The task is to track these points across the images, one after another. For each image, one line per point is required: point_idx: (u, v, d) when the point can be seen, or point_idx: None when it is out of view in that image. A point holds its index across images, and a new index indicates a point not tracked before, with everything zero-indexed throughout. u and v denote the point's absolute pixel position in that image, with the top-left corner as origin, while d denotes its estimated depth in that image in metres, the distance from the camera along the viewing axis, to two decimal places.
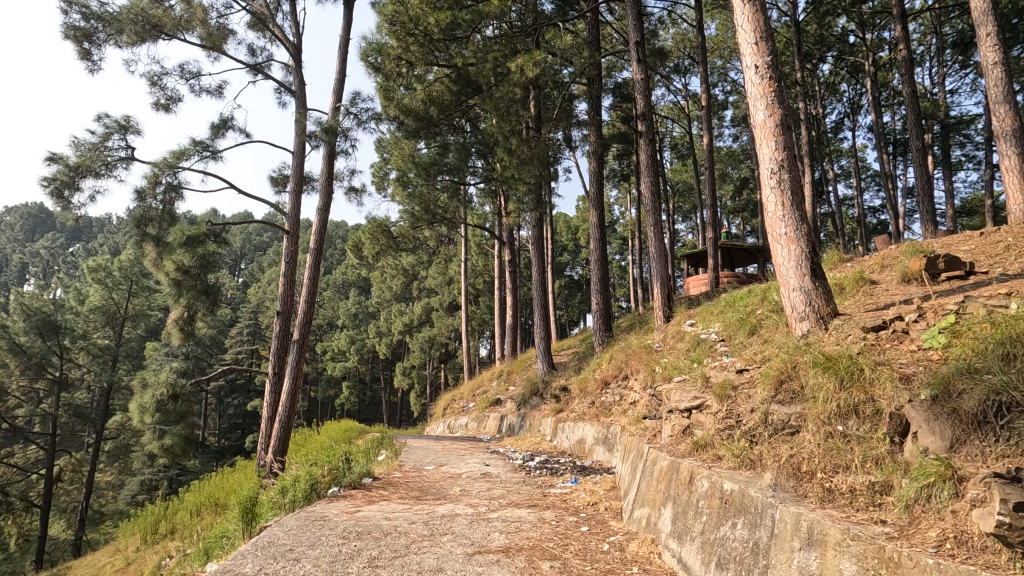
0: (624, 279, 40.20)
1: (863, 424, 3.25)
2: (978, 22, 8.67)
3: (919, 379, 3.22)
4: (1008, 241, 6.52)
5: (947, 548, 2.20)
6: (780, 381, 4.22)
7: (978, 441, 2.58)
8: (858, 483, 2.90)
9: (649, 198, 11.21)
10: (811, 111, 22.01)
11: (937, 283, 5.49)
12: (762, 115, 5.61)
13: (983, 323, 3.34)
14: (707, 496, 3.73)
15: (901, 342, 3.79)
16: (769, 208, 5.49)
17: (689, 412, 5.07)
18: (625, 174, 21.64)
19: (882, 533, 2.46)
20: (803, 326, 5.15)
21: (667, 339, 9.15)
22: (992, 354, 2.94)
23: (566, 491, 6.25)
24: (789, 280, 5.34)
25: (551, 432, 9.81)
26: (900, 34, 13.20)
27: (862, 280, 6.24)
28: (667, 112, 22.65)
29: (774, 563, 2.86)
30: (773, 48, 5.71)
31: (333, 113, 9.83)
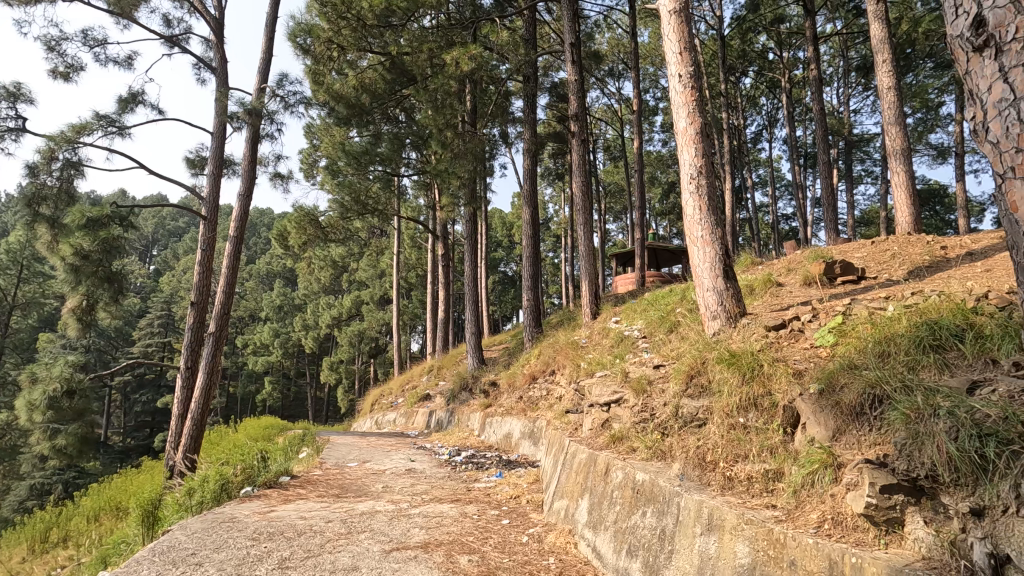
0: (556, 276, 40.90)
1: (761, 416, 3.48)
2: (876, 49, 9.54)
3: (810, 374, 3.49)
4: (894, 250, 7.21)
5: (824, 528, 2.43)
6: (690, 375, 4.44)
7: (855, 429, 2.82)
8: (754, 471, 3.13)
9: (580, 197, 11.44)
10: (733, 122, 23.22)
11: (834, 287, 5.98)
12: (684, 122, 5.91)
13: (865, 324, 3.67)
14: (621, 486, 3.89)
15: (796, 341, 4.08)
16: (688, 212, 5.78)
17: (608, 406, 5.24)
18: (559, 173, 22.03)
19: (772, 517, 2.66)
20: (714, 324, 5.45)
21: (593, 335, 9.41)
22: (870, 352, 3.23)
23: (490, 485, 6.29)
24: (704, 280, 5.61)
25: (479, 427, 9.84)
26: (812, 55, 14.15)
27: (769, 283, 6.67)
28: (601, 115, 23.21)
29: (679, 548, 3.05)
30: (696, 58, 5.96)
31: (258, 94, 9.33)
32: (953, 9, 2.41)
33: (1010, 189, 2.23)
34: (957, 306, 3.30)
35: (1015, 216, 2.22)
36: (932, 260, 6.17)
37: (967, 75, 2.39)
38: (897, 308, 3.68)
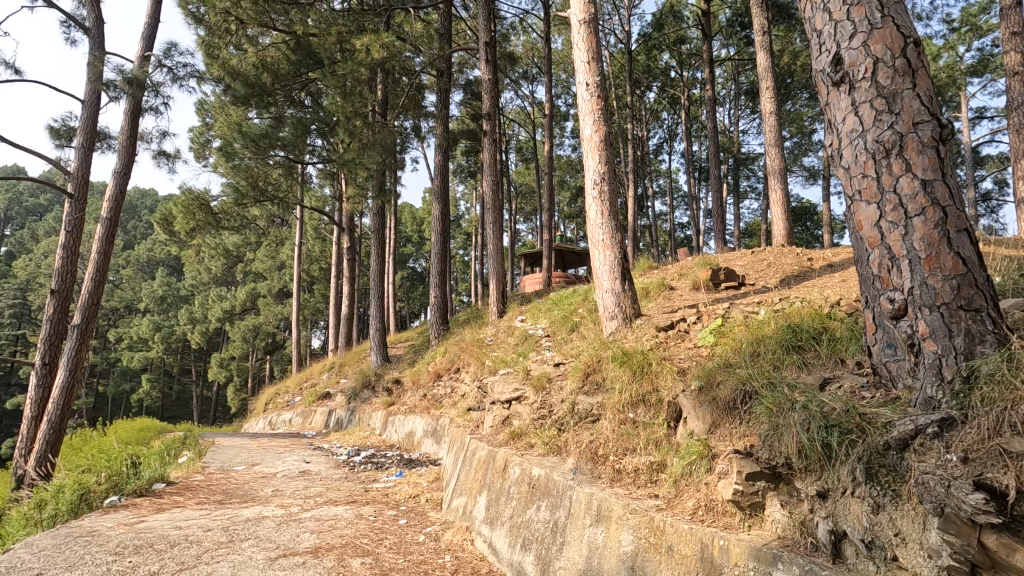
0: (466, 274, 40.84)
1: (648, 411, 3.69)
2: (761, 77, 10.47)
3: (692, 371, 3.74)
4: (770, 260, 7.95)
5: (699, 515, 2.64)
6: (586, 373, 4.62)
7: (729, 422, 3.07)
8: (640, 462, 3.33)
9: (490, 196, 11.49)
10: (637, 134, 24.44)
11: (718, 292, 6.48)
12: (589, 130, 6.14)
13: (740, 325, 4.02)
14: (518, 481, 3.97)
15: (682, 341, 4.38)
16: (591, 216, 6.00)
17: (510, 403, 5.31)
18: (471, 171, 21.98)
19: (653, 506, 2.86)
20: (611, 324, 5.70)
21: (499, 334, 9.50)
22: (744, 352, 3.52)
23: (389, 485, 6.15)
24: (603, 282, 5.85)
25: (381, 427, 9.59)
26: (708, 76, 15.19)
27: (663, 286, 7.09)
28: (514, 116, 23.47)
29: (570, 539, 3.20)
30: (603, 69, 6.20)
31: (140, 62, 8.44)
32: (815, 47, 2.70)
33: (857, 210, 2.55)
34: (815, 312, 3.70)
35: (861, 233, 2.53)
36: (799, 270, 6.90)
37: (826, 106, 2.69)
38: (768, 312, 4.07)
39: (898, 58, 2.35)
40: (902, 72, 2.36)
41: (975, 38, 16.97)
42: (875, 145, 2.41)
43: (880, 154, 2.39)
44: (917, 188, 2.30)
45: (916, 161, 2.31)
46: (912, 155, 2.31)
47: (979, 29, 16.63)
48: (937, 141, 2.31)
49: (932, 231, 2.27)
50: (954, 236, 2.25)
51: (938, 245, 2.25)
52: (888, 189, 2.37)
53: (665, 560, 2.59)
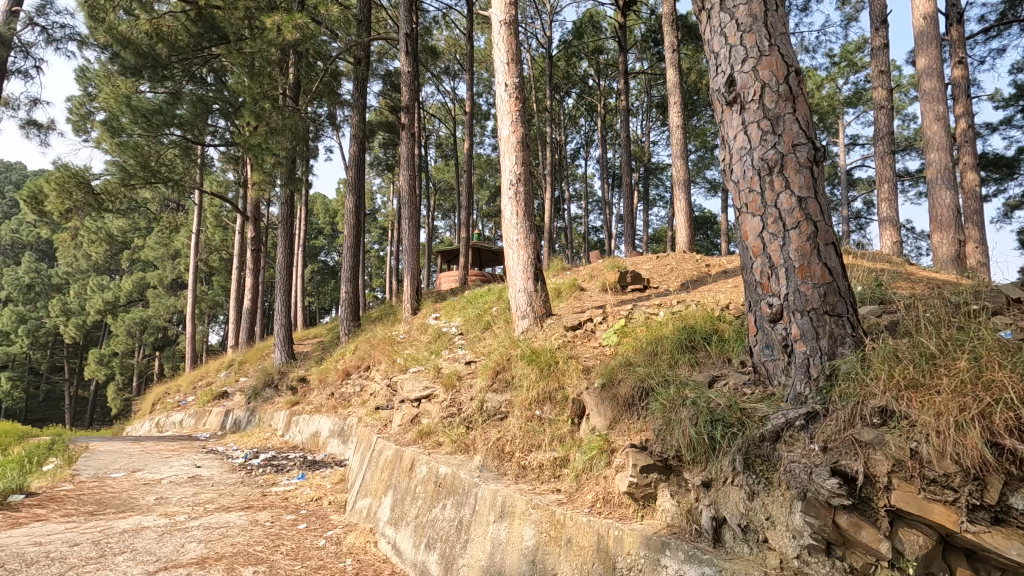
0: (381, 269, 39.78)
1: (554, 408, 3.78)
2: (670, 92, 11.09)
3: (595, 369, 3.86)
4: (673, 265, 8.44)
5: (597, 507, 2.80)
6: (496, 371, 4.64)
7: (627, 418, 3.20)
8: (544, 459, 3.45)
9: (407, 191, 11.27)
10: (555, 138, 24.98)
11: (625, 294, 6.78)
12: (507, 131, 6.20)
13: (642, 326, 4.23)
14: (424, 481, 3.94)
15: (588, 340, 4.53)
16: (506, 215, 6.06)
17: (419, 401, 5.22)
18: (389, 164, 21.45)
19: (555, 500, 2.98)
20: (523, 323, 5.78)
21: (411, 331, 9.35)
22: (643, 351, 3.71)
23: (289, 488, 5.86)
24: (517, 281, 5.92)
25: (283, 427, 9.12)
26: (623, 87, 15.84)
27: (574, 287, 7.31)
28: (435, 112, 23.17)
29: (474, 537, 3.24)
30: (522, 71, 6.30)
31: (5, 16, 7.42)
32: (711, 67, 2.88)
33: (743, 222, 2.75)
34: (708, 315, 3.96)
35: (746, 243, 2.74)
36: (698, 275, 7.38)
37: (719, 123, 2.87)
38: (666, 314, 4.32)
39: (782, 84, 2.59)
40: (785, 98, 2.59)
41: (851, 73, 19.02)
42: (760, 162, 2.62)
43: (765, 171, 2.61)
44: (794, 204, 2.53)
45: (794, 179, 2.54)
46: (790, 174, 2.55)
47: (855, 65, 18.65)
48: (811, 162, 2.56)
49: (805, 244, 2.51)
50: (823, 249, 2.51)
51: (810, 256, 2.50)
52: (771, 204, 2.59)
53: (564, 552, 2.72)
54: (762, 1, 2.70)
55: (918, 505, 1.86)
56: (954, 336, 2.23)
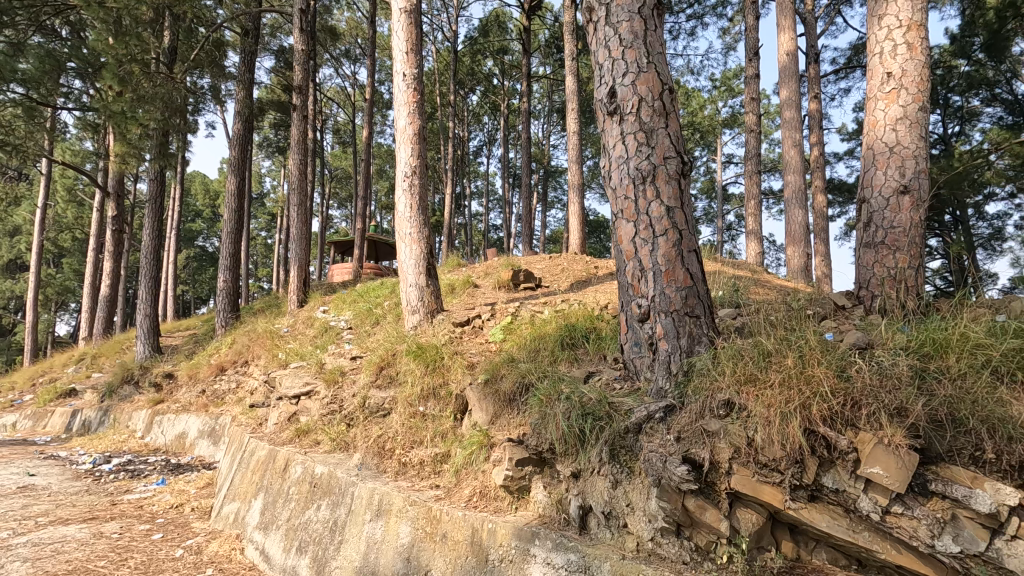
0: (267, 258, 37.15)
1: (438, 404, 3.75)
2: (569, 98, 11.43)
3: (480, 365, 3.86)
4: (564, 266, 8.75)
5: (473, 502, 2.87)
6: (381, 366, 4.48)
7: (507, 413, 3.25)
8: (425, 455, 3.45)
9: (297, 175, 10.59)
10: (458, 133, 24.82)
11: (517, 292, 6.91)
12: (403, 122, 6.04)
13: (527, 323, 4.34)
14: (298, 481, 3.76)
15: (475, 336, 4.55)
16: (400, 208, 5.92)
17: (298, 398, 4.92)
18: (280, 147, 20.08)
19: (433, 497, 2.99)
20: (413, 318, 5.68)
21: (296, 324, 8.83)
22: (527, 348, 3.80)
23: (146, 495, 5.30)
24: (408, 276, 5.79)
25: (144, 428, 8.23)
26: (526, 89, 16.08)
27: (467, 284, 7.32)
28: (333, 95, 22.03)
29: (348, 537, 3.16)
30: (422, 63, 6.16)
31: None
32: (596, 77, 3.00)
33: (618, 227, 2.91)
34: (589, 313, 4.15)
35: (620, 247, 2.89)
36: (585, 276, 7.72)
37: (600, 132, 3.00)
38: (551, 312, 4.45)
39: (657, 100, 2.79)
40: (659, 113, 2.79)
41: (729, 97, 20.88)
42: (636, 172, 2.79)
43: (639, 180, 2.78)
44: (663, 213, 2.73)
45: (663, 190, 2.74)
46: (661, 185, 2.74)
47: (732, 90, 20.49)
48: (679, 174, 2.78)
49: (671, 250, 2.72)
50: (686, 255, 2.73)
51: (675, 262, 2.72)
52: (643, 212, 2.77)
53: (439, 547, 2.75)
54: (642, 21, 2.88)
55: (752, 487, 2.11)
56: (786, 336, 2.53)
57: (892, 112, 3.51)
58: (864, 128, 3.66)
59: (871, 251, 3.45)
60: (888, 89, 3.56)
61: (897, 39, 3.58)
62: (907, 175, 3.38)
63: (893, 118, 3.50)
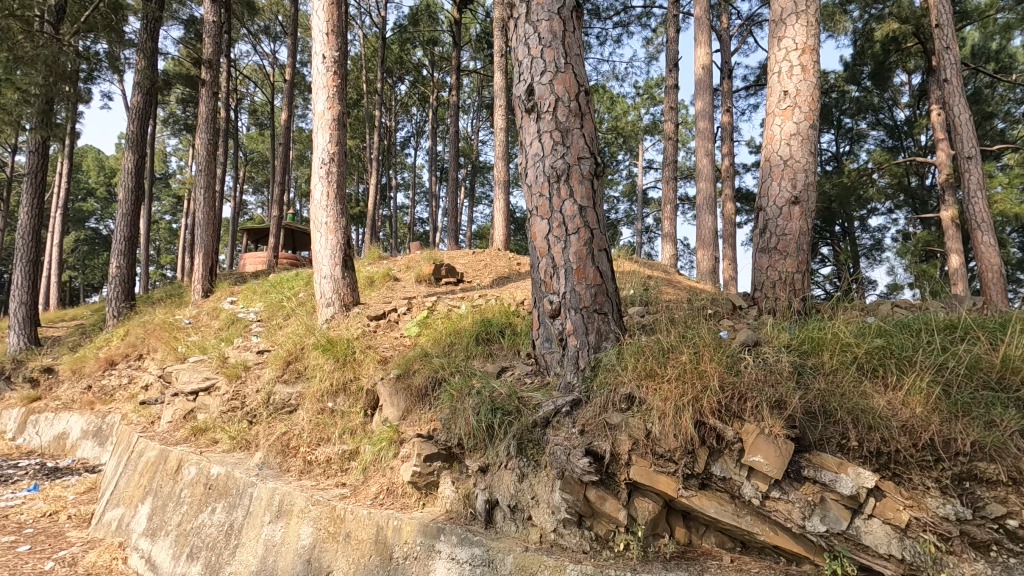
0: (171, 244, 34.33)
1: (347, 400, 3.62)
2: (498, 94, 11.39)
3: (393, 360, 3.76)
4: (487, 261, 8.74)
5: (379, 499, 2.81)
6: (288, 361, 4.25)
7: (418, 409, 3.20)
8: (332, 452, 3.33)
9: (205, 156, 9.82)
10: (385, 123, 24.11)
11: (438, 286, 6.82)
12: (322, 106, 5.75)
13: (443, 318, 4.29)
14: (192, 483, 3.51)
15: (390, 330, 4.43)
16: (316, 196, 5.65)
17: (195, 395, 4.55)
18: (188, 124, 18.58)
19: (337, 496, 2.90)
20: (327, 311, 5.45)
21: (200, 315, 8.21)
22: (442, 343, 3.76)
23: (13, 504, 4.73)
24: (323, 267, 5.55)
25: (15, 429, 7.36)
26: (456, 82, 15.86)
27: (387, 277, 7.13)
28: (249, 73, 20.67)
29: (245, 541, 3.00)
30: (343, 46, 5.88)
31: None
32: (514, 73, 3.01)
33: (533, 224, 2.93)
34: (505, 309, 4.17)
35: (534, 244, 2.92)
36: (507, 273, 7.75)
37: (517, 128, 3.01)
38: (467, 307, 4.43)
39: (573, 101, 2.84)
40: (574, 114, 2.84)
41: (651, 105, 21.76)
42: (551, 170, 2.83)
43: (554, 179, 2.82)
44: (576, 212, 2.79)
45: (577, 189, 2.81)
46: (574, 184, 2.80)
47: (654, 98, 21.37)
48: (592, 175, 2.86)
49: (582, 248, 2.79)
50: (596, 254, 2.81)
51: (586, 260, 2.79)
52: (557, 209, 2.82)
53: (341, 547, 2.67)
54: (561, 22, 2.92)
55: (649, 477, 2.22)
56: (685, 333, 2.67)
57: (787, 128, 3.79)
58: (763, 141, 3.93)
59: (765, 256, 3.71)
60: (785, 106, 3.84)
61: (793, 61, 3.87)
62: (798, 187, 3.67)
63: (788, 133, 3.78)
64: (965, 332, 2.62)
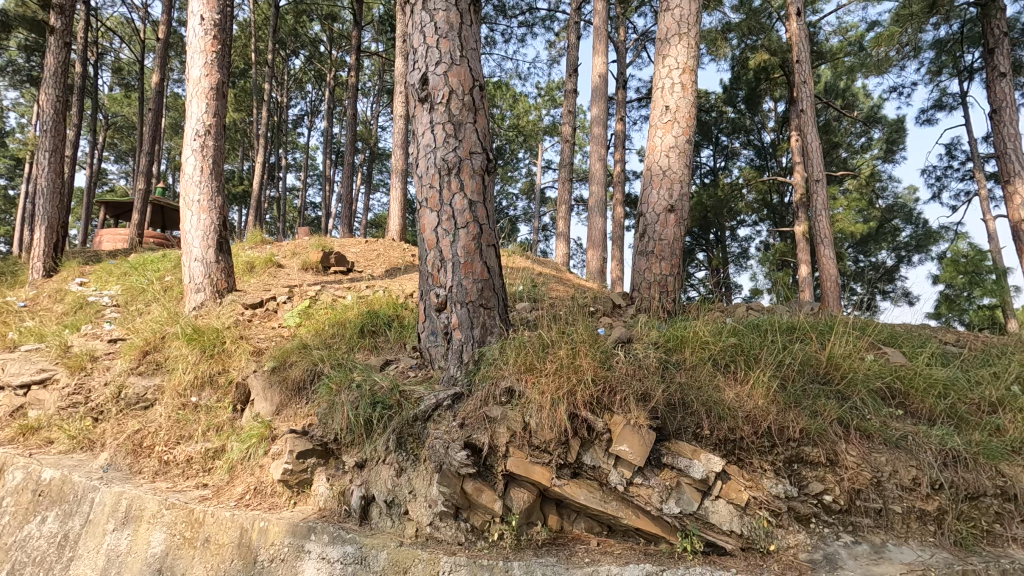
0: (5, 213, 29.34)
1: (214, 394, 3.34)
2: (398, 79, 11.01)
3: (268, 351, 3.52)
4: (380, 251, 8.48)
5: (245, 499, 2.65)
6: (145, 352, 3.82)
7: (294, 403, 3.03)
8: (194, 451, 3.07)
9: (50, 115, 8.46)
10: (276, 98, 22.41)
11: (326, 275, 6.50)
12: (197, 72, 5.20)
13: (327, 309, 4.10)
14: (17, 490, 3.05)
15: (267, 320, 4.14)
16: (187, 171, 5.12)
17: (27, 388, 3.89)
18: (32, 77, 15.94)
19: (197, 498, 2.68)
20: (196, 298, 4.97)
21: (39, 298, 7.11)
22: (322, 335, 3.58)
23: None
24: (193, 249, 5.05)
25: None
26: (355, 63, 15.12)
27: (270, 263, 6.67)
28: (114, 26, 18.20)
29: (82, 553, 2.70)
30: (226, 9, 5.35)
31: None
32: (408, 60, 2.94)
33: (421, 216, 2.89)
34: (392, 301, 4.08)
35: (423, 236, 2.87)
36: (401, 264, 7.58)
37: (410, 117, 2.95)
38: (354, 298, 4.26)
39: (467, 96, 2.84)
40: (468, 108, 2.85)
41: (551, 107, 22.32)
42: (442, 162, 2.81)
43: (444, 171, 2.81)
44: (466, 206, 2.80)
45: (467, 183, 2.82)
46: (465, 178, 2.81)
47: (555, 101, 21.95)
48: (483, 171, 2.88)
49: (471, 242, 2.80)
50: (484, 249, 2.84)
51: (474, 255, 2.80)
52: (446, 203, 2.80)
53: (199, 554, 2.47)
54: (458, 14, 2.90)
55: (525, 468, 2.29)
56: (564, 329, 2.78)
57: (667, 140, 4.08)
58: (646, 150, 4.19)
59: (643, 259, 3.97)
60: (666, 120, 4.12)
61: (675, 78, 4.16)
62: (674, 197, 3.97)
63: (667, 145, 4.07)
64: (801, 334, 3.01)
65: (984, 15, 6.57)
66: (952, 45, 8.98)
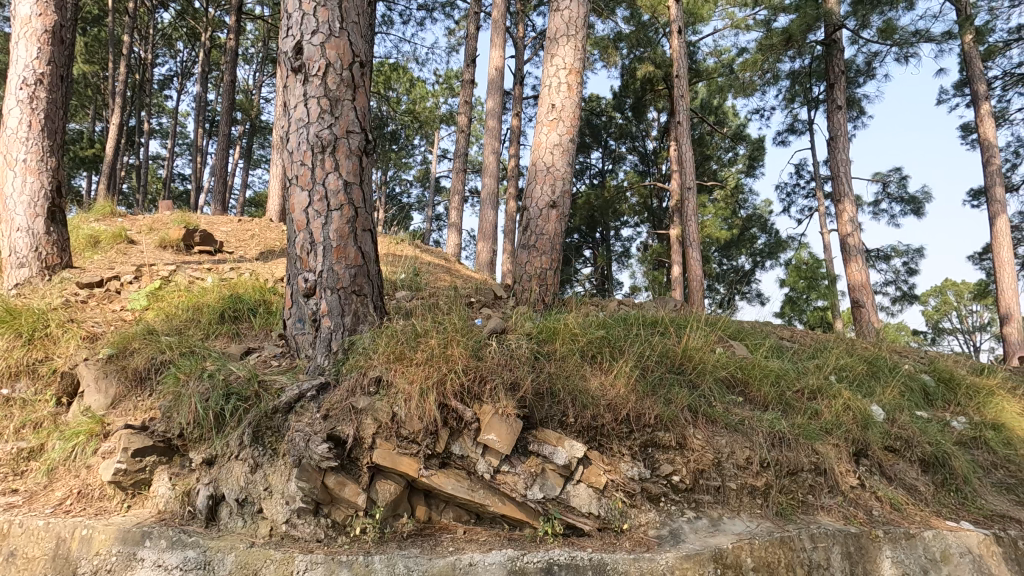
0: None
1: (33, 385, 2.89)
2: None
3: (105, 337, 3.10)
4: (255, 231, 7.86)
5: (64, 506, 2.32)
6: None
7: (134, 396, 2.71)
8: (1, 452, 2.63)
9: None
10: (137, 53, 19.79)
11: (189, 255, 5.89)
12: (26, 10, 4.40)
13: (181, 291, 3.70)
14: None
15: (108, 302, 3.64)
16: (8, 124, 4.32)
17: None
18: None
19: (1, 506, 2.31)
20: (18, 273, 4.23)
21: None
22: (174, 320, 3.23)
23: None
24: (15, 217, 4.29)
25: None
26: (235, 24, 13.78)
27: (119, 238, 5.90)
28: None
29: None
30: None
31: None
32: (282, 26, 2.72)
33: (291, 194, 2.70)
34: (259, 285, 3.78)
35: (292, 216, 2.69)
36: (277, 246, 7.07)
37: (282, 87, 2.75)
38: (215, 281, 3.90)
39: (345, 72, 2.70)
40: (346, 84, 2.71)
41: (449, 96, 22.03)
42: (314, 140, 2.65)
43: (318, 149, 2.65)
44: (340, 187, 2.67)
45: (343, 163, 2.68)
46: (340, 158, 2.67)
47: (453, 90, 21.69)
48: (360, 152, 2.76)
49: (344, 226, 2.67)
50: (359, 234, 2.73)
51: (347, 240, 2.68)
52: (319, 181, 2.65)
53: None
54: None
55: (392, 459, 2.23)
56: (439, 319, 2.74)
57: (551, 138, 4.20)
58: (532, 146, 4.26)
59: (525, 251, 4.04)
60: (551, 118, 4.23)
61: (562, 78, 4.28)
62: (556, 193, 4.10)
63: (552, 143, 4.18)
64: (662, 329, 3.25)
65: (827, 54, 7.51)
66: (804, 77, 10.16)
